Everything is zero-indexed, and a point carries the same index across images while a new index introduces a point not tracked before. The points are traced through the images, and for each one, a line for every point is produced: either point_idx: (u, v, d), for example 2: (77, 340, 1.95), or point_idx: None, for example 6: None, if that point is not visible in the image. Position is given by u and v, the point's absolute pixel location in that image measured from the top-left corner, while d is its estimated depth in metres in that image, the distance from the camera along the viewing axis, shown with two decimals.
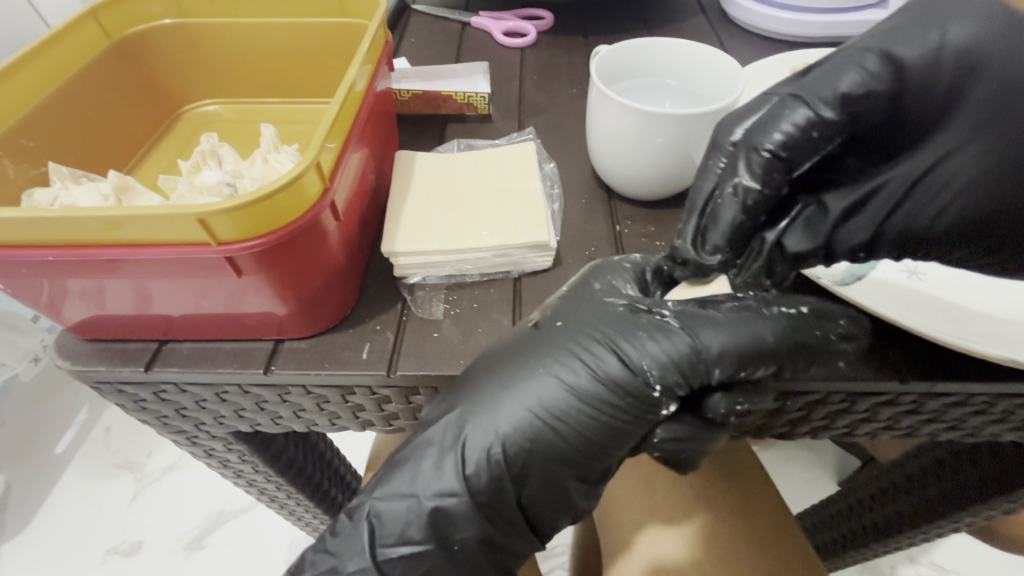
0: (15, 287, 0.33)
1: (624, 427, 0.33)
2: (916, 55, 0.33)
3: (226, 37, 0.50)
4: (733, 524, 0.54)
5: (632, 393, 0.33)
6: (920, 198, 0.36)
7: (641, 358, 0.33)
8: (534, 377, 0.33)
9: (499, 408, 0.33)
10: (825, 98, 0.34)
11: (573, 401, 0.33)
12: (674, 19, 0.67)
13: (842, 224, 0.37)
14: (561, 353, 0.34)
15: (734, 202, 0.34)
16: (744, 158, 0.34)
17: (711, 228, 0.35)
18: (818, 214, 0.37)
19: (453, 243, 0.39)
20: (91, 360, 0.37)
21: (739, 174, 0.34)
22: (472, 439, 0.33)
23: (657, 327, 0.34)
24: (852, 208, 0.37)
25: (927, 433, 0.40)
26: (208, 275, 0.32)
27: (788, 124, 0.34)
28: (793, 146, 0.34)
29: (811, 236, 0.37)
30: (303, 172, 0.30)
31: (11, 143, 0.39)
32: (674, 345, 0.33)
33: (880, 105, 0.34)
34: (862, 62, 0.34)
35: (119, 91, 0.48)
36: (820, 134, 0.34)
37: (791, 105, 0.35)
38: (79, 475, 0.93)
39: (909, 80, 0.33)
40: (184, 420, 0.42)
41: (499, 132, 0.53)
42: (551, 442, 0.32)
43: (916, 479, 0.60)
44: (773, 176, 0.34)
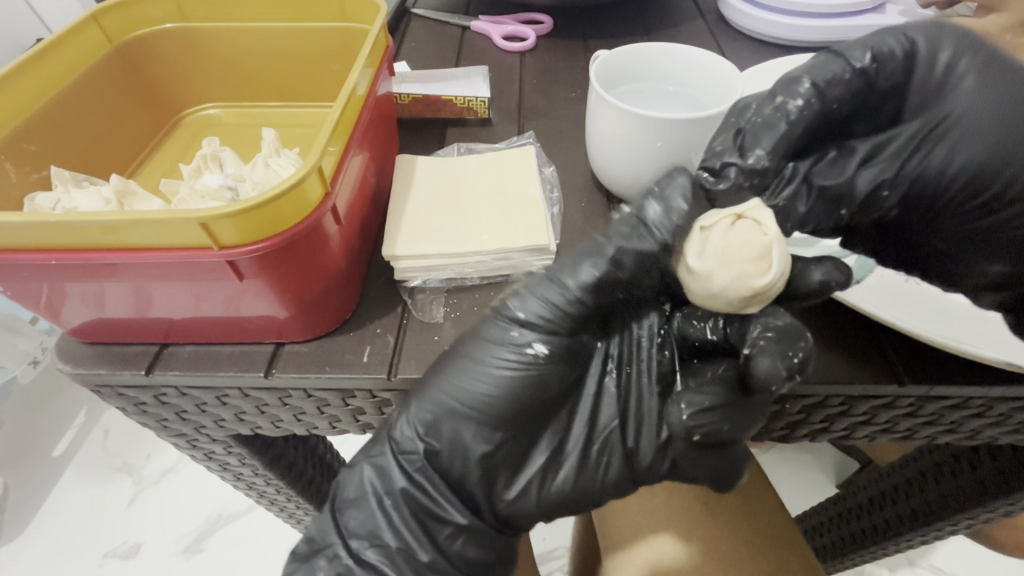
0: (15, 291, 0.33)
1: (522, 380, 0.35)
2: (931, 42, 0.33)
3: (227, 40, 0.50)
4: (733, 527, 0.54)
5: (519, 345, 0.35)
6: (942, 146, 0.32)
7: (519, 314, 0.36)
8: (457, 356, 0.36)
9: (433, 383, 0.36)
10: (858, 55, 0.34)
11: (479, 367, 0.35)
12: (674, 24, 0.67)
13: (860, 170, 0.33)
14: (481, 331, 0.36)
15: (777, 122, 0.32)
16: (784, 86, 0.33)
17: (754, 138, 0.32)
18: (839, 158, 0.34)
19: (453, 247, 0.39)
20: (92, 364, 0.37)
21: (778, 92, 0.32)
22: (410, 412, 0.36)
23: (533, 281, 0.37)
24: (865, 157, 0.33)
25: (926, 436, 0.41)
26: (208, 279, 0.32)
27: (834, 69, 0.33)
28: (829, 90, 0.33)
29: (837, 173, 0.33)
30: (306, 177, 0.31)
31: (12, 147, 0.39)
32: (539, 290, 0.36)
33: (892, 79, 0.34)
34: (892, 40, 0.34)
35: (120, 94, 0.49)
36: (851, 78, 0.33)
37: (832, 57, 0.34)
38: (79, 478, 0.93)
39: (918, 63, 0.33)
40: (184, 423, 0.42)
41: (499, 136, 0.54)
42: (468, 405, 0.35)
43: (914, 481, 0.60)
44: (814, 101, 0.32)
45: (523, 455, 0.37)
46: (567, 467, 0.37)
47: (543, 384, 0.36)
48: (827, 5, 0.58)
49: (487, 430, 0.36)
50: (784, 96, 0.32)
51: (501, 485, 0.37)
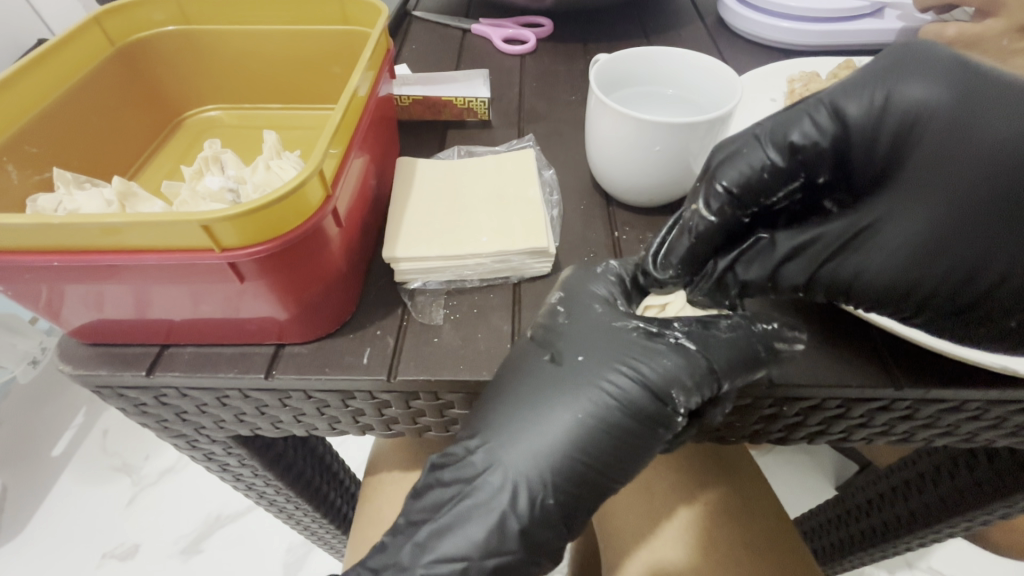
0: (16, 291, 0.33)
1: (650, 448, 0.35)
2: (862, 111, 0.34)
3: (227, 42, 0.51)
4: (732, 528, 0.54)
5: (655, 402, 0.34)
6: (864, 248, 0.35)
7: (665, 383, 0.34)
8: (556, 407, 0.34)
9: (539, 430, 0.34)
10: (775, 143, 0.35)
11: (605, 429, 0.34)
12: (673, 27, 0.68)
13: (783, 263, 0.37)
14: (579, 382, 0.35)
15: (687, 229, 0.37)
16: (704, 190, 0.37)
17: (670, 252, 0.38)
18: (766, 247, 0.37)
19: (453, 248, 0.39)
20: (93, 365, 0.37)
21: (696, 201, 0.37)
22: (522, 473, 0.34)
23: (659, 347, 0.35)
24: (796, 249, 0.37)
25: (923, 438, 0.41)
26: (209, 281, 0.32)
27: (742, 165, 0.36)
28: (744, 186, 0.36)
29: (762, 267, 0.37)
30: (307, 179, 0.31)
31: (16, 149, 0.39)
32: (692, 368, 0.34)
33: (826, 155, 0.35)
34: (815, 115, 0.35)
35: (121, 96, 0.49)
36: (767, 180, 0.36)
37: (754, 145, 0.36)
38: (77, 478, 0.93)
39: (855, 135, 0.34)
40: (184, 424, 0.42)
41: (499, 139, 0.54)
42: (589, 460, 0.34)
43: (913, 483, 0.60)
44: (727, 211, 0.36)
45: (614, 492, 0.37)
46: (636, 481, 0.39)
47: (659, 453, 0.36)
48: (825, 10, 0.59)
49: (609, 483, 0.35)
50: (695, 206, 0.37)
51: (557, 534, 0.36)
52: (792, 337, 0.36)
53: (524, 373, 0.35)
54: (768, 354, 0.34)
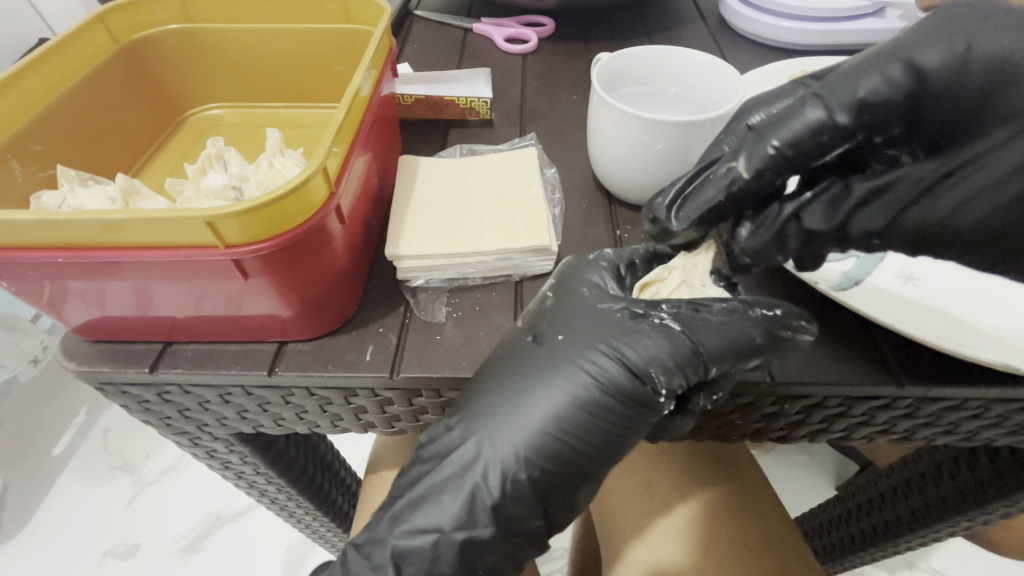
0: (20, 287, 0.33)
1: (633, 430, 0.35)
2: (941, 60, 0.32)
3: (230, 40, 0.51)
4: (733, 526, 0.54)
5: (637, 384, 0.34)
6: (952, 189, 0.34)
7: (646, 364, 0.34)
8: (537, 389, 0.34)
9: (520, 413, 0.34)
10: (842, 101, 0.33)
11: (588, 408, 0.34)
12: (674, 27, 0.68)
13: (856, 211, 0.35)
14: (560, 363, 0.35)
15: (728, 184, 0.35)
16: (748, 147, 0.35)
17: (688, 201, 0.37)
18: (840, 194, 0.36)
19: (455, 246, 0.39)
20: (96, 362, 0.37)
21: (737, 158, 0.35)
22: (500, 448, 0.34)
23: (646, 330, 0.35)
24: (873, 192, 0.35)
25: (923, 437, 0.41)
26: (212, 278, 0.32)
27: (799, 123, 0.33)
28: (800, 146, 0.34)
29: (828, 214, 0.36)
30: (311, 177, 0.31)
31: (19, 147, 0.39)
32: (674, 349, 0.34)
33: (897, 110, 0.33)
34: (885, 69, 0.33)
35: (124, 94, 0.49)
36: (829, 140, 0.34)
37: (812, 99, 0.34)
38: (78, 477, 0.93)
39: (932, 87, 0.32)
40: (186, 421, 0.42)
41: (501, 137, 0.54)
42: (574, 440, 0.34)
43: (914, 482, 0.60)
44: (768, 173, 0.34)
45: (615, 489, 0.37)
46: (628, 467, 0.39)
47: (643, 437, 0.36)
48: (828, 9, 0.59)
49: (595, 463, 0.35)
50: (736, 163, 0.35)
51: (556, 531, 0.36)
52: (795, 325, 0.35)
53: (510, 359, 0.35)
54: (765, 341, 0.34)
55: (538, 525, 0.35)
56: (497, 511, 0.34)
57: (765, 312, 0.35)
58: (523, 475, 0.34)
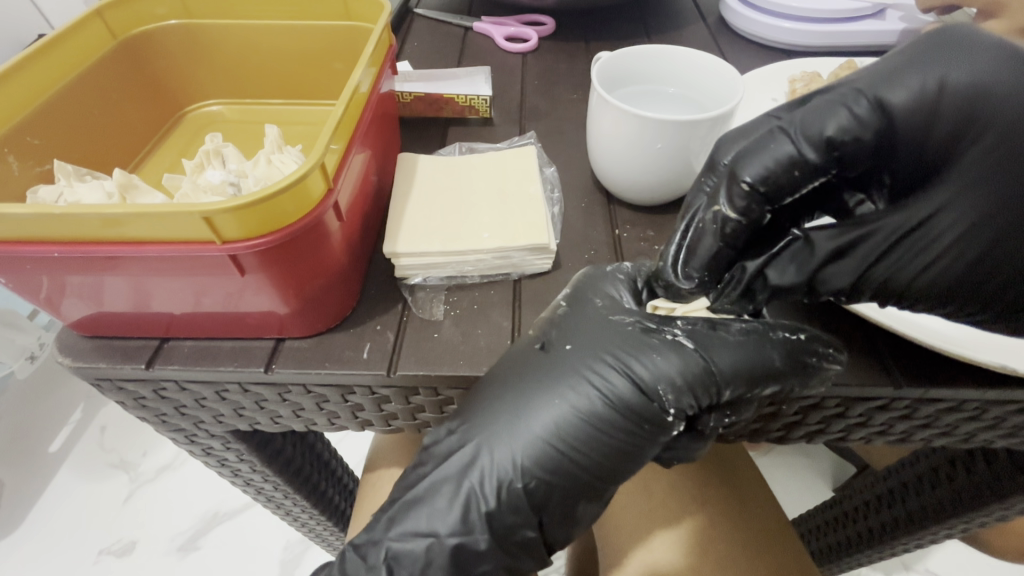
0: (16, 281, 0.33)
1: (637, 449, 0.35)
2: (908, 98, 0.31)
3: (228, 36, 0.51)
4: (730, 526, 0.54)
5: (645, 402, 0.34)
6: (910, 249, 0.33)
7: (654, 380, 0.34)
8: (543, 401, 0.34)
9: (523, 423, 0.34)
10: (810, 136, 0.32)
11: (592, 422, 0.34)
12: (675, 26, 0.68)
13: (827, 264, 0.34)
14: (568, 375, 0.35)
15: (709, 233, 0.34)
16: (725, 187, 0.33)
17: (692, 254, 0.35)
18: (805, 249, 0.34)
19: (453, 245, 0.39)
20: (92, 357, 0.37)
21: (718, 201, 0.34)
22: (504, 455, 0.34)
23: (662, 347, 0.35)
24: (842, 249, 0.33)
25: (921, 439, 0.41)
26: (210, 274, 0.32)
27: (769, 160, 0.32)
28: (772, 183, 0.32)
29: (796, 272, 0.34)
30: (308, 173, 0.31)
31: (17, 140, 0.39)
32: (687, 367, 0.34)
33: (865, 149, 0.32)
34: (853, 104, 0.32)
35: (123, 89, 0.48)
36: (801, 176, 0.32)
37: (778, 135, 0.33)
38: (74, 475, 0.93)
39: (902, 125, 0.31)
40: (182, 418, 0.42)
41: (500, 135, 0.54)
42: (576, 455, 0.34)
43: (910, 484, 0.60)
44: (753, 210, 0.33)
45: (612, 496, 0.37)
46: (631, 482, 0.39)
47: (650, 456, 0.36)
48: (828, 11, 0.59)
49: (596, 479, 0.35)
50: (719, 207, 0.34)
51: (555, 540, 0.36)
52: (822, 351, 0.34)
53: (518, 367, 0.35)
54: (785, 365, 0.34)
55: (534, 529, 0.35)
56: (496, 512, 0.34)
57: (789, 335, 0.35)
58: (522, 481, 0.34)
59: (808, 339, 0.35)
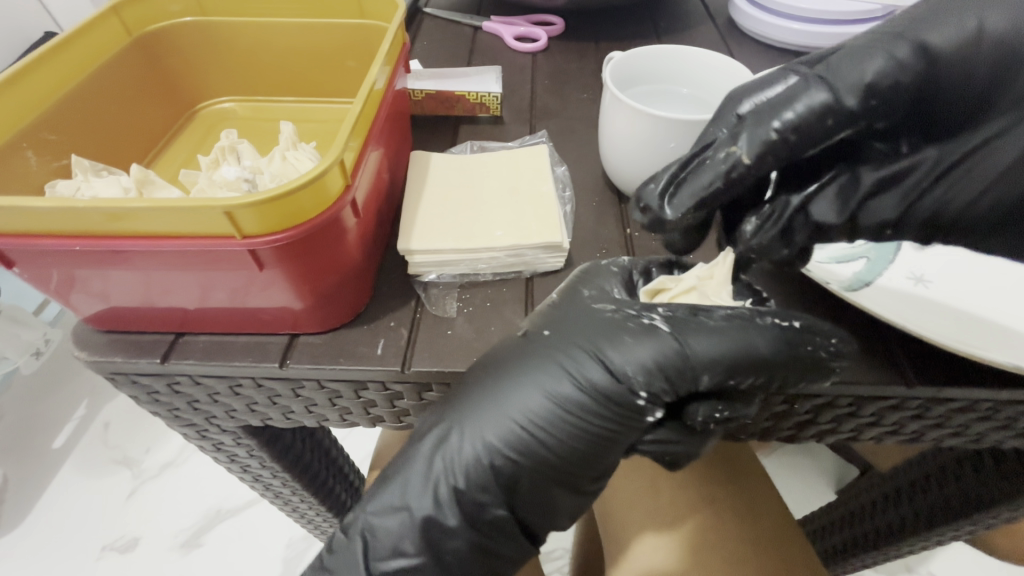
0: (34, 274, 0.33)
1: (613, 437, 0.34)
2: (947, 40, 0.32)
3: (241, 33, 0.51)
4: (737, 526, 0.54)
5: (618, 389, 0.34)
6: (951, 183, 0.36)
7: (627, 366, 0.34)
8: (515, 387, 0.34)
9: (497, 410, 0.34)
10: (851, 85, 0.32)
11: (566, 409, 0.34)
12: (684, 27, 0.68)
13: (869, 201, 0.36)
14: (544, 362, 0.35)
15: (720, 171, 0.33)
16: (749, 129, 0.32)
17: (685, 186, 0.34)
18: (850, 184, 0.36)
19: (467, 242, 0.39)
20: (108, 352, 0.37)
21: (738, 142, 0.33)
22: (473, 439, 0.34)
23: (639, 333, 0.34)
24: (884, 182, 0.35)
25: (932, 438, 0.41)
26: (229, 269, 0.32)
27: (801, 106, 0.32)
28: (803, 131, 0.32)
29: (837, 207, 0.36)
30: (328, 169, 0.31)
31: (34, 135, 0.39)
32: (664, 354, 0.33)
33: (905, 94, 0.33)
34: (892, 50, 0.32)
35: (137, 87, 0.49)
36: (833, 124, 0.32)
37: (810, 83, 0.32)
38: (77, 471, 0.93)
39: (943, 67, 0.32)
40: (195, 413, 0.42)
41: (511, 134, 0.54)
42: (547, 441, 0.34)
43: (917, 484, 0.61)
44: (769, 158, 0.32)
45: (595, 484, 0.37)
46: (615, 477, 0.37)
47: (628, 445, 0.35)
48: (837, 13, 0.58)
49: (570, 466, 0.35)
50: (736, 148, 0.32)
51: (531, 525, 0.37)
52: (811, 342, 0.34)
53: (495, 355, 0.35)
54: (764, 353, 0.33)
55: (504, 508, 0.35)
56: (471, 492, 0.34)
57: (777, 322, 0.35)
58: (492, 464, 0.34)
59: (799, 329, 0.35)
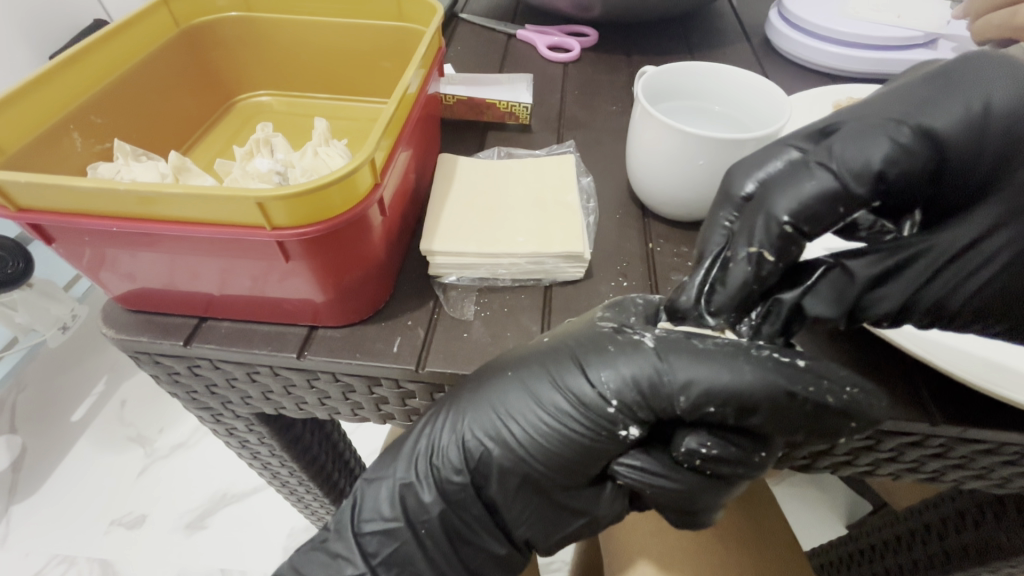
0: (70, 251, 0.34)
1: (585, 445, 0.34)
2: (953, 124, 0.30)
3: (282, 30, 0.52)
4: (741, 552, 0.53)
5: (594, 399, 0.34)
6: (958, 271, 0.32)
7: (606, 377, 0.34)
8: (499, 384, 0.35)
9: (477, 407, 0.35)
10: (856, 171, 0.30)
11: (541, 408, 0.35)
12: (718, 45, 0.68)
13: (867, 292, 0.33)
14: (532, 367, 0.36)
15: (744, 275, 0.32)
16: (760, 226, 0.32)
17: (716, 291, 0.34)
18: (842, 278, 0.32)
19: (489, 247, 0.40)
20: (135, 331, 0.38)
21: (753, 240, 0.32)
22: (452, 427, 0.36)
23: (625, 348, 0.34)
24: (882, 274, 0.32)
25: (952, 479, 0.40)
26: (258, 258, 0.33)
27: (803, 192, 0.31)
28: (813, 219, 0.31)
29: (835, 302, 0.32)
30: (359, 167, 0.31)
31: (82, 118, 0.41)
32: (641, 365, 0.34)
33: (915, 179, 0.31)
34: (895, 133, 0.30)
35: (180, 77, 0.50)
36: (845, 212, 0.31)
37: (803, 171, 0.32)
38: (92, 445, 0.95)
39: (952, 150, 0.30)
40: (212, 397, 0.43)
41: (538, 143, 0.54)
42: (519, 439, 0.35)
43: (934, 528, 0.59)
44: (790, 249, 0.31)
45: (571, 501, 0.37)
46: (606, 505, 0.37)
47: (605, 459, 0.35)
48: (877, 38, 0.58)
49: (539, 469, 0.35)
50: (761, 251, 0.32)
51: (508, 525, 0.38)
52: (817, 386, 0.32)
53: (493, 357, 0.37)
54: (748, 385, 0.31)
55: (475, 496, 0.37)
56: (446, 471, 0.36)
57: (776, 356, 0.32)
58: (463, 453, 0.35)
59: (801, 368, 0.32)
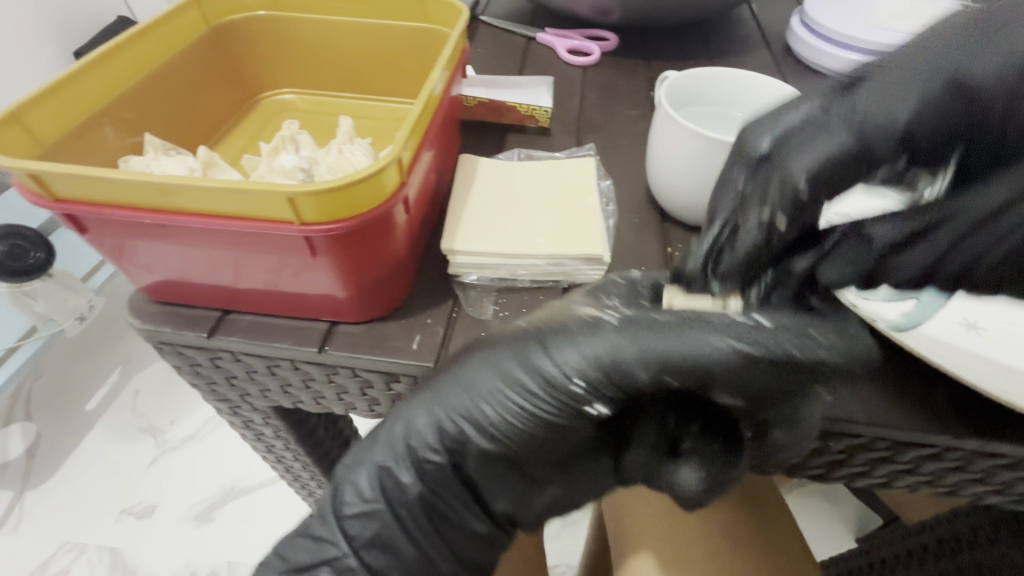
0: (101, 241, 0.35)
1: (554, 424, 0.33)
2: (987, 72, 0.29)
3: (309, 29, 0.53)
4: (752, 562, 0.53)
5: (554, 378, 0.32)
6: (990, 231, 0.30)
7: (565, 355, 0.32)
8: (473, 368, 0.35)
9: (452, 390, 0.35)
10: (879, 124, 0.30)
11: (508, 389, 0.34)
12: (739, 51, 0.68)
13: (889, 255, 0.32)
14: (502, 349, 0.35)
15: (754, 236, 0.32)
16: (774, 185, 0.31)
17: (722, 257, 0.33)
18: (858, 243, 0.32)
19: (509, 247, 0.40)
20: (159, 321, 0.39)
21: (767, 202, 0.32)
22: (427, 409, 0.36)
23: (589, 327, 0.33)
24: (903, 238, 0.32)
25: (971, 493, 0.39)
26: (284, 252, 0.34)
27: (819, 150, 0.31)
28: (825, 177, 0.31)
29: (851, 268, 0.32)
30: (385, 167, 0.32)
31: (114, 112, 0.42)
32: (600, 342, 0.32)
33: (940, 132, 0.30)
34: (924, 82, 0.30)
35: (208, 73, 0.51)
36: (864, 167, 0.31)
37: (822, 127, 0.31)
38: (105, 434, 0.96)
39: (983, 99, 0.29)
40: (231, 389, 0.44)
41: (557, 145, 0.55)
42: (490, 420, 0.34)
43: (948, 544, 0.58)
44: (802, 215, 0.32)
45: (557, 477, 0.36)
46: (600, 478, 0.37)
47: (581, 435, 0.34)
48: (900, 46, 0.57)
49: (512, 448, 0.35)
50: (772, 211, 0.31)
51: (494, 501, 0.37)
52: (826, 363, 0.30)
53: (475, 341, 0.36)
54: (710, 357, 0.29)
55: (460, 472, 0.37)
56: (421, 450, 0.36)
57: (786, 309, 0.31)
58: (436, 433, 0.35)
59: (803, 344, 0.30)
